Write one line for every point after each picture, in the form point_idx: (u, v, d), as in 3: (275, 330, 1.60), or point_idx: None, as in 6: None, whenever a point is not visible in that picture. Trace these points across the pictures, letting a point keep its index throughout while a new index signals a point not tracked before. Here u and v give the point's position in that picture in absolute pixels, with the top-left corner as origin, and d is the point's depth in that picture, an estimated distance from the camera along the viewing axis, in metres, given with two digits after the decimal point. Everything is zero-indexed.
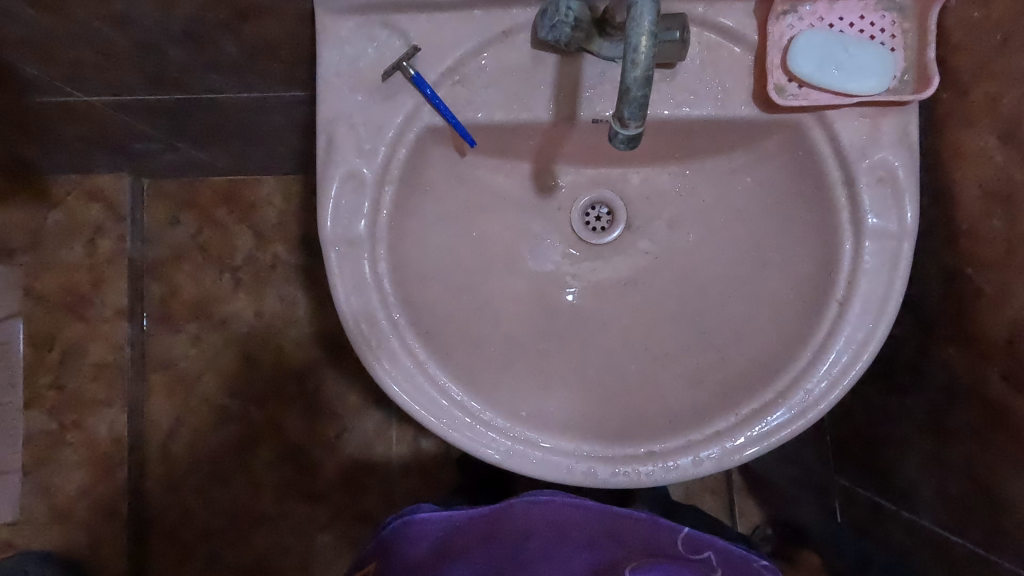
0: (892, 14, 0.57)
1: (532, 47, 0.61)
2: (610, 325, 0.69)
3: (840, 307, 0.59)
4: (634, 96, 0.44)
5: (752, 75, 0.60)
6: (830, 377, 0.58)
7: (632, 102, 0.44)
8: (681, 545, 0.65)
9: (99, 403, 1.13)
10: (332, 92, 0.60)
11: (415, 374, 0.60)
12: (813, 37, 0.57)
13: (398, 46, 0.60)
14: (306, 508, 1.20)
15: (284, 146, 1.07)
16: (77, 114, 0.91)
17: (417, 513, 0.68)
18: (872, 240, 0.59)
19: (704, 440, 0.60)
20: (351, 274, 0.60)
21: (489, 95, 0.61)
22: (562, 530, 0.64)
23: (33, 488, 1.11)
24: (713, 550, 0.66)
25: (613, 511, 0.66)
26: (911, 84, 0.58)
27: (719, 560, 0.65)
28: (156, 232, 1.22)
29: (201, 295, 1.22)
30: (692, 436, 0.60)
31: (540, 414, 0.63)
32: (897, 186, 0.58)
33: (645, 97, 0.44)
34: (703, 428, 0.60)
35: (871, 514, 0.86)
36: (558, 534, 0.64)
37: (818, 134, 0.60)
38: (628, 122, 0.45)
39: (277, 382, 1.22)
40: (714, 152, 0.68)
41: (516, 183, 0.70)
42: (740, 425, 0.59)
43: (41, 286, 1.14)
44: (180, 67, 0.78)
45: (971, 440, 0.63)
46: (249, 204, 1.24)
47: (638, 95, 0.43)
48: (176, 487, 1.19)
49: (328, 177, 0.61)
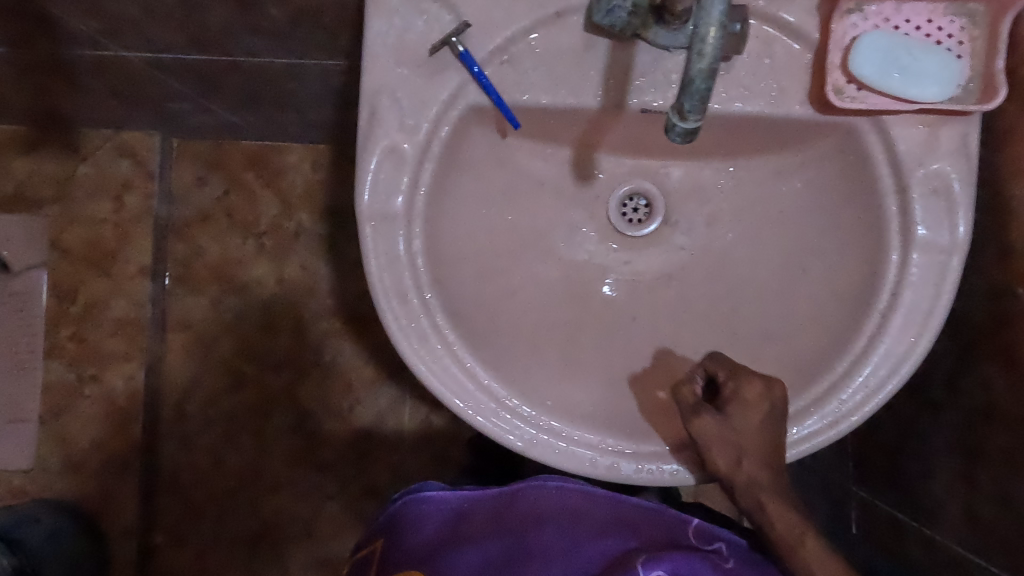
0: (962, 20, 0.56)
1: (585, 30, 0.59)
2: (641, 319, 0.68)
3: (882, 318, 0.58)
4: (701, 91, 0.42)
5: (810, 74, 0.58)
6: (866, 389, 0.57)
7: (694, 95, 0.42)
8: (691, 536, 0.63)
9: (118, 358, 1.14)
10: (378, 63, 0.59)
11: (442, 356, 0.60)
12: (877, 39, 0.55)
13: (448, 21, 0.59)
14: (315, 477, 1.21)
15: (317, 114, 1.06)
16: (113, 69, 0.90)
17: (423, 491, 0.68)
18: (920, 252, 0.57)
19: None
20: (385, 250, 0.60)
21: (537, 76, 0.60)
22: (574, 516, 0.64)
23: (50, 437, 1.12)
24: (724, 542, 0.63)
25: (619, 497, 0.66)
26: (975, 93, 0.56)
27: (731, 552, 0.62)
28: (183, 193, 1.22)
29: (224, 258, 1.22)
30: None
31: (566, 404, 0.62)
32: (951, 198, 0.57)
33: (707, 92, 0.42)
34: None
35: (888, 527, 0.83)
36: (568, 519, 0.63)
37: (873, 140, 0.58)
38: (689, 114, 0.43)
39: (294, 350, 1.22)
40: (761, 151, 0.66)
41: (555, 168, 0.69)
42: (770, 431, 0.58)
43: (67, 238, 1.14)
44: (221, 29, 0.77)
45: (1006, 463, 0.62)
46: (277, 170, 1.23)
47: (702, 90, 0.42)
48: (188, 447, 1.20)
49: (367, 150, 0.59)
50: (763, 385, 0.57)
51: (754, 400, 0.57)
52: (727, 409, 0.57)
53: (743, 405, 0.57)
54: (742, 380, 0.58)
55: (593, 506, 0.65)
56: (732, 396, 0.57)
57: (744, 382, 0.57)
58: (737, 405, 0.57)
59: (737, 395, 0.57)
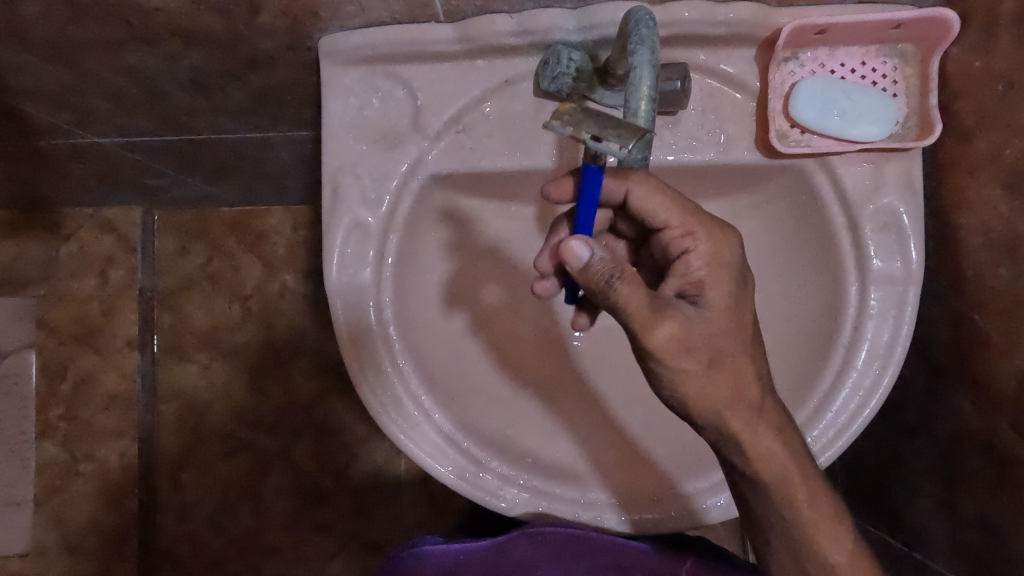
0: (894, 60, 0.58)
1: (534, 95, 0.61)
2: (616, 367, 0.70)
3: (846, 352, 0.59)
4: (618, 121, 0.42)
5: (753, 122, 0.60)
6: (837, 425, 0.58)
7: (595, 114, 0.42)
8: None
9: (110, 433, 1.13)
10: (336, 142, 0.61)
11: (419, 422, 0.61)
12: (814, 84, 0.57)
13: (402, 97, 0.61)
14: (316, 539, 1.17)
15: (292, 180, 1.06)
16: (88, 154, 0.91)
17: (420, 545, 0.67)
18: (877, 286, 0.59)
19: (711, 488, 0.62)
20: (356, 322, 0.61)
21: (492, 142, 0.62)
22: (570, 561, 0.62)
23: (46, 519, 1.12)
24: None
25: (614, 541, 0.62)
26: (913, 130, 0.58)
27: None
28: (166, 263, 1.21)
29: (211, 325, 1.20)
30: (713, 477, 0.62)
31: (545, 460, 0.64)
32: (901, 231, 0.59)
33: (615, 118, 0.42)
34: (704, 477, 0.62)
35: (881, 553, 0.82)
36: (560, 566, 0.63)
37: (822, 180, 0.60)
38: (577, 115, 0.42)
39: (283, 412, 1.19)
40: (717, 195, 0.67)
41: (520, 225, 0.71)
42: (722, 485, 0.61)
43: (53, 318, 1.15)
44: (188, 113, 0.78)
45: (980, 488, 0.63)
46: (258, 234, 1.21)
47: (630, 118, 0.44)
48: (186, 517, 1.17)
49: (332, 227, 0.61)
50: (717, 228, 0.52)
51: (721, 265, 0.51)
52: (669, 271, 0.52)
53: (707, 270, 0.50)
54: (702, 238, 0.51)
55: (591, 552, 0.61)
56: (679, 254, 0.52)
57: (699, 234, 0.52)
58: (692, 268, 0.51)
59: (655, 221, 0.53)
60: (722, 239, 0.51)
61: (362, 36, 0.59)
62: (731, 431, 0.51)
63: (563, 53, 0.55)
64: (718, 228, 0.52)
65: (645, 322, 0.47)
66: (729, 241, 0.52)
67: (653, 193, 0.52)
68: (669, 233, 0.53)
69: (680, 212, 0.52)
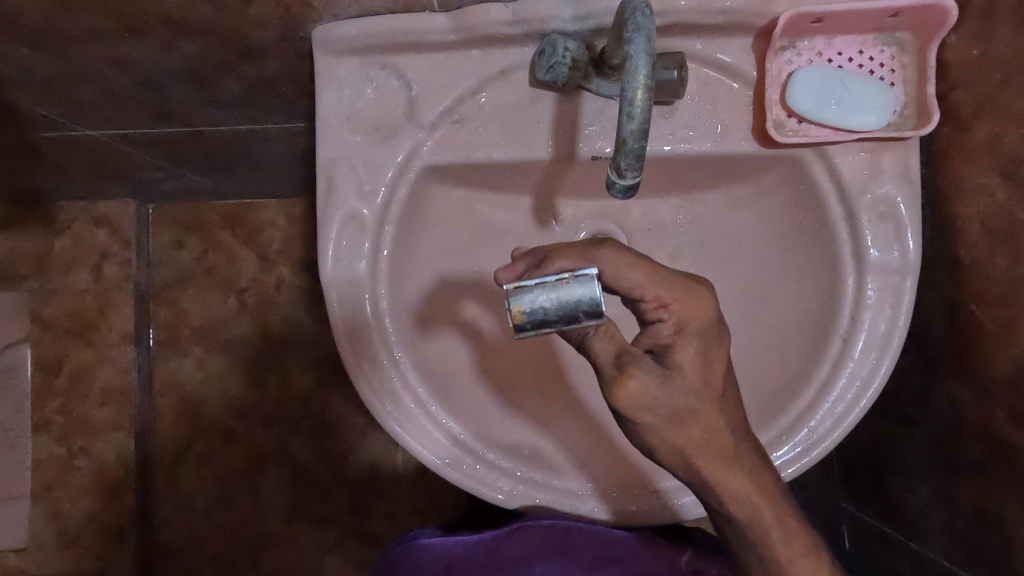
0: (892, 49, 0.58)
1: (531, 86, 0.60)
2: None
3: (844, 343, 0.59)
4: (578, 303, 0.44)
5: (752, 111, 0.60)
6: (834, 415, 0.59)
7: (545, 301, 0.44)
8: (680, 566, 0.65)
9: (106, 427, 1.12)
10: (331, 133, 0.61)
11: (416, 414, 0.61)
12: (811, 73, 0.57)
13: (397, 87, 0.61)
14: (315, 531, 1.17)
15: (287, 172, 1.05)
16: (80, 146, 0.90)
17: (420, 538, 0.69)
18: (874, 275, 0.59)
19: (671, 491, 0.62)
20: (351, 314, 0.61)
21: (488, 133, 0.61)
22: (568, 548, 0.65)
23: (42, 514, 1.10)
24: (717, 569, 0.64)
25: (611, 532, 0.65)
26: (911, 118, 0.58)
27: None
28: (162, 257, 1.20)
29: (207, 319, 1.19)
30: (662, 484, 0.62)
31: (542, 452, 0.64)
32: (899, 221, 0.59)
33: (574, 296, 0.44)
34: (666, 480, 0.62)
35: (878, 543, 0.83)
36: (559, 554, 0.65)
37: (818, 169, 0.60)
38: (538, 312, 0.44)
39: (281, 405, 1.19)
40: (715, 185, 0.66)
41: (518, 217, 0.69)
42: (676, 493, 0.61)
43: (48, 312, 1.14)
44: (181, 103, 0.77)
45: (979, 477, 0.63)
46: (253, 227, 1.20)
47: (587, 297, 0.44)
48: (185, 510, 1.17)
49: (327, 219, 0.61)
50: (694, 289, 0.49)
51: (693, 330, 0.49)
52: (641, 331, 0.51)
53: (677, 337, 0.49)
54: (678, 308, 0.49)
55: (589, 538, 0.64)
56: (650, 320, 0.50)
57: (672, 303, 0.49)
58: (660, 334, 0.49)
59: (628, 295, 0.49)
60: (695, 305, 0.49)
61: (356, 26, 0.58)
62: (731, 422, 0.51)
63: (560, 42, 0.55)
64: (693, 293, 0.49)
65: (614, 380, 0.47)
66: (703, 305, 0.49)
67: (626, 266, 0.48)
68: (639, 304, 0.49)
69: (655, 283, 0.48)
